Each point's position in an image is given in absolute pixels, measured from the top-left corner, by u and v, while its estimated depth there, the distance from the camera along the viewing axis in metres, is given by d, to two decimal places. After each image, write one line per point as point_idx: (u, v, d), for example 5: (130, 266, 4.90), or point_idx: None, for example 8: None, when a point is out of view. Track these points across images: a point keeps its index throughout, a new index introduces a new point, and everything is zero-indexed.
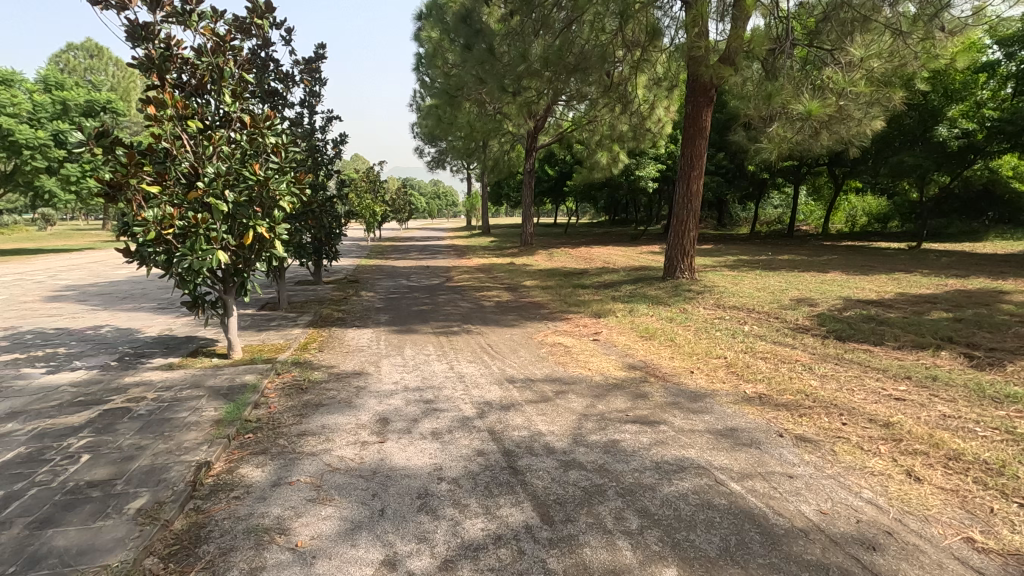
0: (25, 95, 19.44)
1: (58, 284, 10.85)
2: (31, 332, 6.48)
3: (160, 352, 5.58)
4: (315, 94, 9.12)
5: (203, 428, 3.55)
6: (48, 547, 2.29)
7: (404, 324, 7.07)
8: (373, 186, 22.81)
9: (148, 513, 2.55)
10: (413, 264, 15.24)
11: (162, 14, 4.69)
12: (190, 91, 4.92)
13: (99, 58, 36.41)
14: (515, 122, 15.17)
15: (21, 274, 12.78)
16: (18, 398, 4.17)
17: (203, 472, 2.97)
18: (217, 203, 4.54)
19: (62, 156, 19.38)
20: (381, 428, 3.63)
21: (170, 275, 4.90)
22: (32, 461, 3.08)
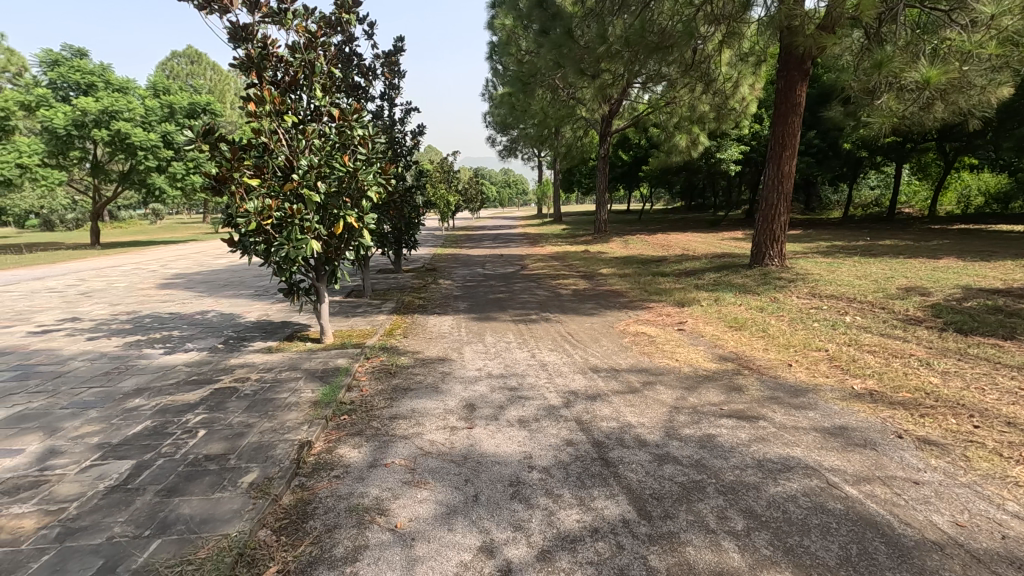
0: (139, 101, 21.33)
1: (169, 273, 11.87)
2: (150, 315, 7.12)
3: (259, 336, 5.95)
4: (395, 87, 9.34)
5: (303, 409, 3.73)
6: (176, 514, 2.48)
7: (483, 311, 7.13)
8: (447, 176, 23.22)
9: (260, 488, 2.71)
10: (487, 252, 15.38)
11: (260, 16, 4.92)
12: (284, 87, 5.13)
13: (198, 65, 39.34)
14: (590, 106, 14.86)
15: (138, 263, 14.12)
16: (141, 376, 4.57)
17: (305, 450, 3.12)
18: (310, 194, 4.76)
19: (170, 155, 21.11)
20: (468, 414, 3.67)
21: (269, 264, 5.20)
22: (157, 434, 3.36)
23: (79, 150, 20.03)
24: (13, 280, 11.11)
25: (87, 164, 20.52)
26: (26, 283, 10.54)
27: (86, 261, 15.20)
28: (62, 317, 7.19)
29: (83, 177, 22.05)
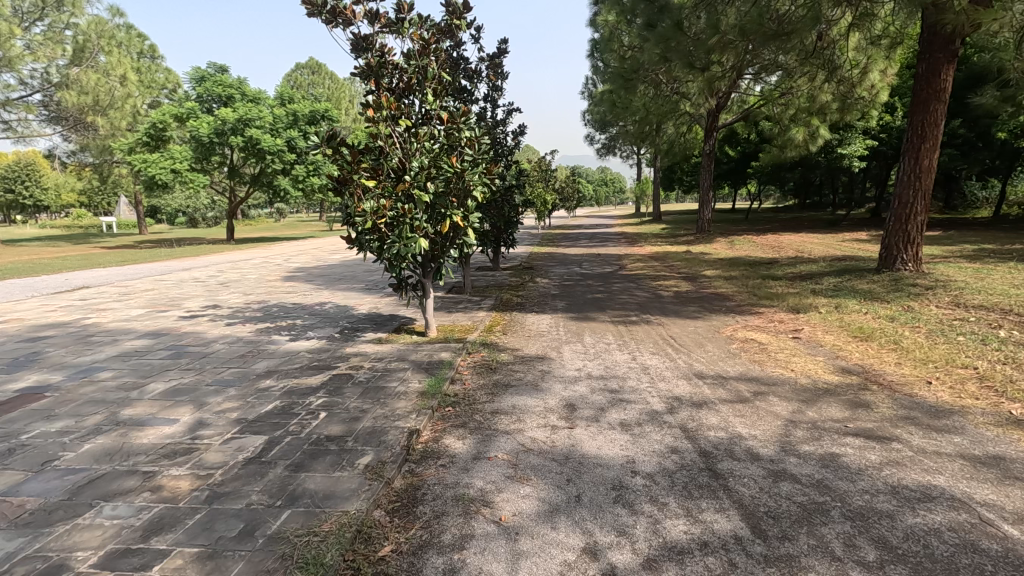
0: (269, 110, 23.55)
1: (291, 267, 13.01)
2: (276, 305, 7.85)
3: (371, 327, 6.35)
4: (498, 88, 9.53)
5: (411, 398, 3.93)
6: (303, 488, 2.71)
7: (581, 311, 7.08)
8: (545, 175, 23.32)
9: (374, 470, 2.88)
10: (584, 251, 15.27)
11: (379, 27, 5.24)
12: (399, 93, 5.41)
13: (319, 76, 42.71)
14: (696, 101, 14.25)
15: (266, 258, 15.59)
16: (271, 359, 5.06)
17: (414, 438, 3.28)
18: (420, 194, 4.99)
19: (293, 159, 23.07)
20: (569, 414, 3.66)
21: (381, 260, 5.53)
22: (285, 414, 3.69)
23: (219, 155, 22.41)
24: (169, 271, 12.74)
25: (226, 169, 22.99)
26: (178, 274, 12.05)
27: (224, 255, 17.08)
28: (207, 304, 8.13)
29: (222, 180, 24.65)
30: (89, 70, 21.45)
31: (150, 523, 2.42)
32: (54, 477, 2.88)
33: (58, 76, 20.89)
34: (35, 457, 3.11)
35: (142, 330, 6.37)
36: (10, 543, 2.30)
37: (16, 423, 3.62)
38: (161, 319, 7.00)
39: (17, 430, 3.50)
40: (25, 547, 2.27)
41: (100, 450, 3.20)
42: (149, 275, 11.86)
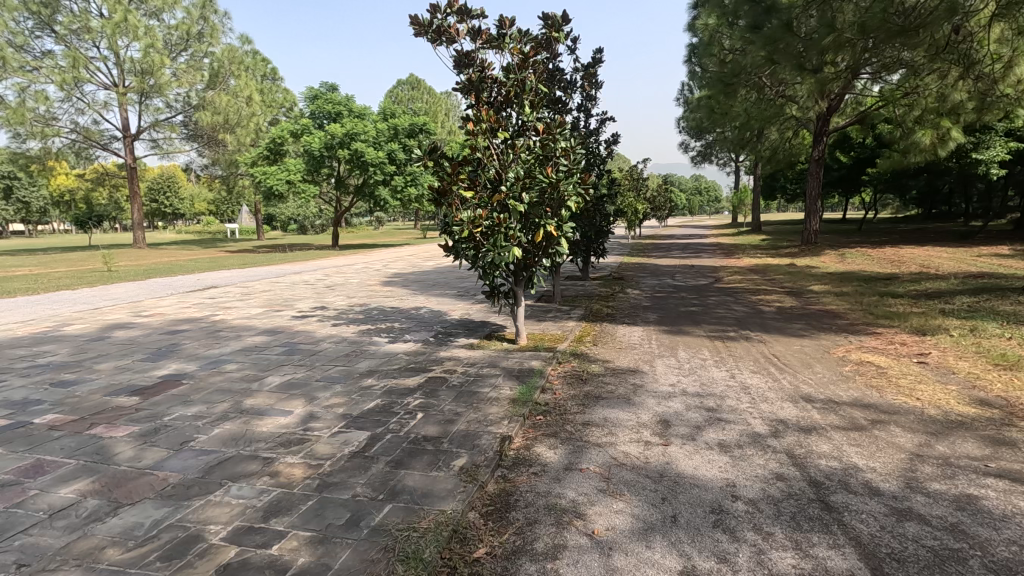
0: (373, 125, 25.06)
1: (389, 272, 13.72)
2: (376, 308, 8.30)
3: (463, 332, 6.54)
4: (592, 98, 9.52)
5: (503, 404, 4.00)
6: (402, 484, 2.85)
7: (674, 324, 6.85)
8: (637, 184, 22.85)
9: (468, 473, 2.96)
10: (677, 262, 14.76)
11: (481, 42, 5.42)
12: (497, 106, 5.57)
13: (417, 91, 44.81)
14: (803, 104, 13.38)
15: (366, 263, 16.58)
16: (372, 359, 5.36)
17: (506, 444, 3.33)
18: (515, 204, 5.09)
19: (393, 170, 24.33)
20: (662, 430, 3.55)
21: (476, 268, 5.69)
22: (386, 412, 3.90)
23: (328, 168, 24.11)
24: (282, 273, 13.90)
25: (333, 180, 24.75)
26: (291, 277, 13.13)
27: (330, 260, 18.37)
28: (315, 305, 8.78)
29: (330, 191, 26.44)
30: (222, 93, 24.04)
31: (270, 505, 2.65)
32: (191, 456, 3.23)
33: (197, 99, 23.61)
34: (175, 437, 3.51)
35: (261, 327, 7.00)
36: (158, 511, 2.61)
37: (160, 406, 4.10)
38: (277, 318, 7.65)
39: (161, 412, 3.97)
40: (169, 516, 2.57)
41: (227, 435, 3.54)
42: (267, 278, 13.01)
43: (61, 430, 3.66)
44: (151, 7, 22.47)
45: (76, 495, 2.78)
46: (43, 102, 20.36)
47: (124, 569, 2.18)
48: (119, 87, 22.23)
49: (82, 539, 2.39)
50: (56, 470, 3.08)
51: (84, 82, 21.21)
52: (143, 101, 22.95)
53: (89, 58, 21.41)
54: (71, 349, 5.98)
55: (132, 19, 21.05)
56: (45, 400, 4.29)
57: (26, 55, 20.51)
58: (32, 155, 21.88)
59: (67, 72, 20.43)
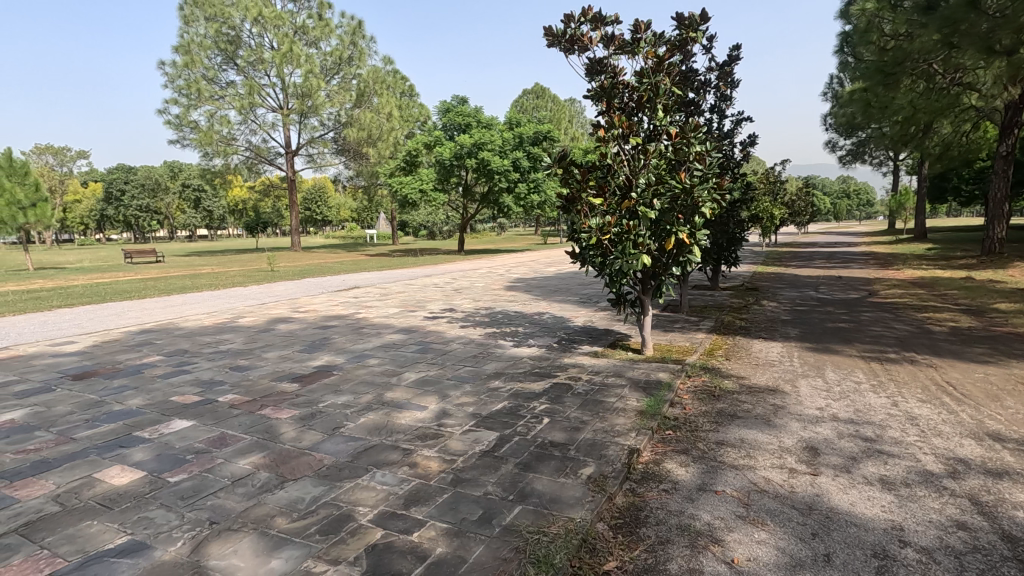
0: (499, 134, 25.89)
1: (512, 277, 14.07)
2: (501, 312, 8.56)
3: (586, 340, 6.50)
4: (727, 97, 9.00)
5: (630, 416, 3.91)
6: (531, 487, 2.89)
7: (820, 341, 6.22)
8: (774, 187, 21.15)
9: (596, 482, 2.93)
10: (822, 273, 13.41)
11: (614, 49, 5.39)
12: (629, 111, 5.48)
13: (542, 99, 45.55)
14: (987, 90, 11.49)
15: (490, 268, 17.16)
16: (499, 362, 5.53)
17: (635, 457, 3.25)
18: (646, 210, 4.95)
19: (517, 178, 24.89)
20: (810, 458, 3.24)
21: (602, 275, 5.64)
22: (513, 414, 4.00)
23: (457, 177, 25.35)
24: (415, 277, 14.89)
25: (461, 188, 26.01)
26: (422, 279, 14.01)
27: (457, 264, 19.33)
28: (444, 307, 9.27)
29: (458, 199, 27.78)
30: (367, 111, 26.37)
31: (409, 494, 2.84)
32: (341, 441, 3.57)
33: (346, 117, 26.17)
34: (328, 422, 3.90)
35: (397, 326, 7.54)
36: (316, 488, 2.92)
37: (316, 393, 4.59)
38: (411, 318, 8.20)
39: (316, 399, 4.43)
40: (325, 494, 2.86)
41: (371, 425, 3.85)
42: (402, 280, 14.00)
43: (238, 408, 4.23)
44: (311, 38, 25.34)
45: (252, 467, 3.20)
46: (226, 125, 23.83)
47: (290, 537, 2.47)
48: (284, 109, 25.33)
49: (257, 506, 2.74)
50: (237, 443, 3.57)
51: (257, 106, 24.48)
52: (302, 121, 25.92)
53: (261, 85, 24.67)
54: (244, 339, 6.91)
55: (295, 49, 23.87)
56: (226, 382, 4.99)
57: (215, 86, 24.16)
58: (216, 170, 25.69)
59: (245, 98, 23.72)
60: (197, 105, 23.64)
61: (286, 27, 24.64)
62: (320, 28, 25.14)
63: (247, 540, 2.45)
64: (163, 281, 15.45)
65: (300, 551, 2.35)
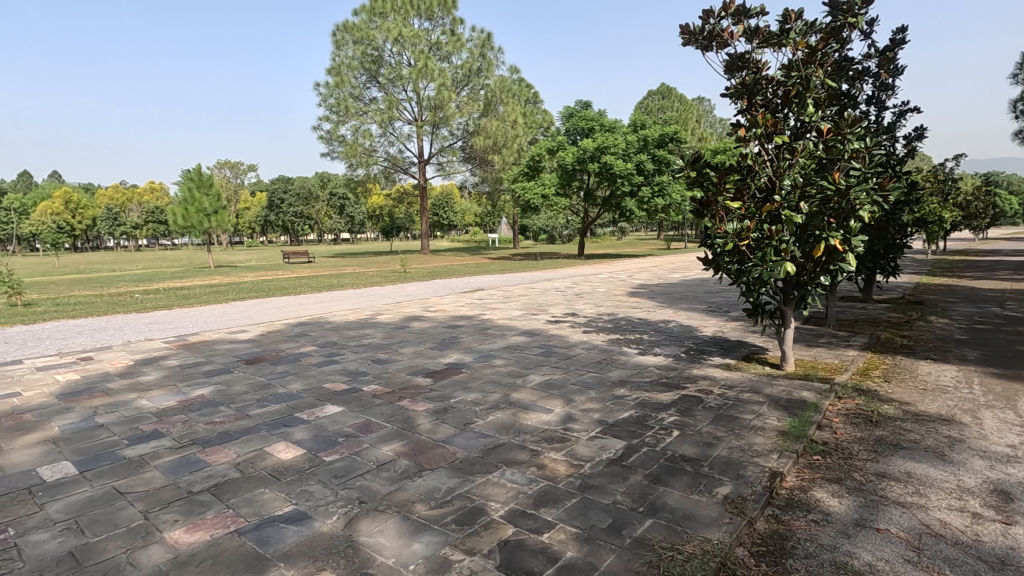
0: (623, 138, 25.38)
1: (634, 283, 13.74)
2: (624, 318, 8.38)
3: (717, 351, 6.14)
4: (888, 87, 8.03)
5: (771, 436, 3.62)
6: (663, 501, 2.80)
7: (1008, 367, 5.28)
8: (944, 187, 18.38)
9: (734, 504, 2.75)
10: (1008, 286, 11.39)
11: (758, 42, 5.07)
12: (774, 108, 5.11)
13: (668, 99, 43.95)
14: None
15: (611, 273, 16.91)
16: (624, 369, 5.42)
17: (777, 481, 3.00)
18: (791, 214, 4.55)
19: (641, 181, 24.21)
20: (999, 503, 2.76)
21: (738, 283, 5.31)
22: (641, 424, 3.89)
23: (578, 181, 25.30)
24: (537, 280, 15.14)
25: (582, 193, 25.96)
26: (543, 283, 14.19)
27: (578, 268, 19.30)
28: (566, 311, 9.32)
29: (579, 203, 27.68)
30: (493, 119, 27.34)
31: (538, 495, 2.88)
32: (472, 437, 3.72)
33: (474, 126, 27.37)
34: (459, 418, 4.09)
35: (521, 328, 7.71)
36: (451, 480, 3.08)
37: (447, 389, 4.84)
38: (534, 321, 8.34)
39: (448, 394, 4.67)
40: (459, 486, 3.00)
41: (499, 424, 3.97)
42: (524, 283, 14.34)
43: (380, 398, 4.60)
44: (444, 53, 26.90)
45: (394, 454, 3.46)
46: (368, 138, 26.06)
47: (429, 524, 2.62)
48: (418, 121, 27.13)
49: (399, 491, 2.96)
50: (379, 430, 3.87)
51: (395, 120, 26.49)
52: (434, 132, 27.57)
53: (399, 100, 26.66)
54: (383, 334, 7.50)
55: (430, 64, 25.45)
56: (368, 373, 5.44)
57: (360, 102, 26.57)
58: (359, 180, 28.22)
59: (385, 113, 25.80)
60: (345, 120, 26.17)
61: (422, 44, 26.38)
62: (452, 43, 26.62)
63: (392, 522, 2.65)
64: (314, 279, 17.30)
65: (438, 539, 2.49)
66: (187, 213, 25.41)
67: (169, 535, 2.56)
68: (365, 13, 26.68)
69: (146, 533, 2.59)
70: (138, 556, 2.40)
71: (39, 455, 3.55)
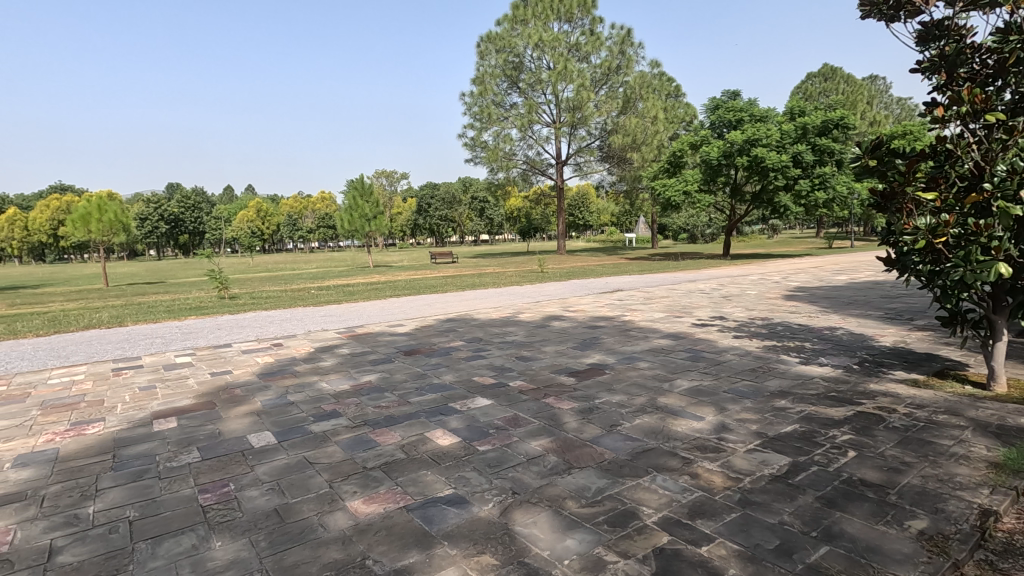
0: (777, 128, 23.22)
1: (791, 285, 12.51)
2: (781, 324, 7.69)
3: (900, 364, 5.36)
4: None
5: (978, 468, 3.07)
6: (840, 528, 2.51)
7: None
8: None
9: (934, 542, 2.38)
10: None
11: (961, 6, 4.34)
12: (983, 81, 4.32)
13: (831, 80, 39.41)
14: None
15: (763, 274, 15.59)
16: (784, 379, 4.97)
17: (991, 521, 2.53)
18: (1006, 206, 3.80)
19: (798, 173, 21.92)
20: None
21: (931, 287, 4.58)
22: (808, 440, 3.53)
23: (725, 176, 23.70)
24: (679, 281, 14.51)
25: (729, 188, 24.32)
26: (687, 284, 13.55)
27: (724, 269, 18.12)
28: (713, 314, 8.80)
29: (724, 199, 25.94)
30: (632, 116, 26.72)
31: (693, 505, 2.76)
32: (619, 439, 3.67)
33: (612, 125, 26.97)
34: (605, 419, 4.06)
35: (665, 331, 7.43)
36: (600, 480, 3.06)
37: (591, 389, 4.83)
38: (678, 324, 8.00)
39: (593, 395, 4.66)
40: (609, 487, 2.98)
41: (648, 428, 3.87)
42: (666, 284, 13.81)
43: (526, 394, 4.74)
44: (583, 53, 26.91)
45: (543, 449, 3.54)
46: (508, 142, 26.96)
47: (581, 521, 2.64)
48: (557, 123, 27.47)
49: (550, 486, 3.02)
50: (527, 425, 3.98)
51: (535, 123, 27.12)
52: (572, 133, 27.67)
53: (539, 104, 27.21)
54: (526, 332, 7.70)
55: (569, 66, 25.61)
56: (514, 369, 5.64)
57: (502, 109, 27.63)
58: (499, 183, 29.36)
59: (525, 117, 26.50)
60: (487, 127, 27.35)
61: (561, 47, 26.65)
62: (592, 43, 26.57)
63: (545, 515, 2.71)
64: (459, 279, 18.33)
65: (591, 537, 2.50)
66: (352, 219, 28.48)
67: (351, 504, 2.89)
68: (507, 22, 27.63)
69: (333, 500, 2.94)
70: (327, 519, 2.74)
71: (249, 424, 4.22)
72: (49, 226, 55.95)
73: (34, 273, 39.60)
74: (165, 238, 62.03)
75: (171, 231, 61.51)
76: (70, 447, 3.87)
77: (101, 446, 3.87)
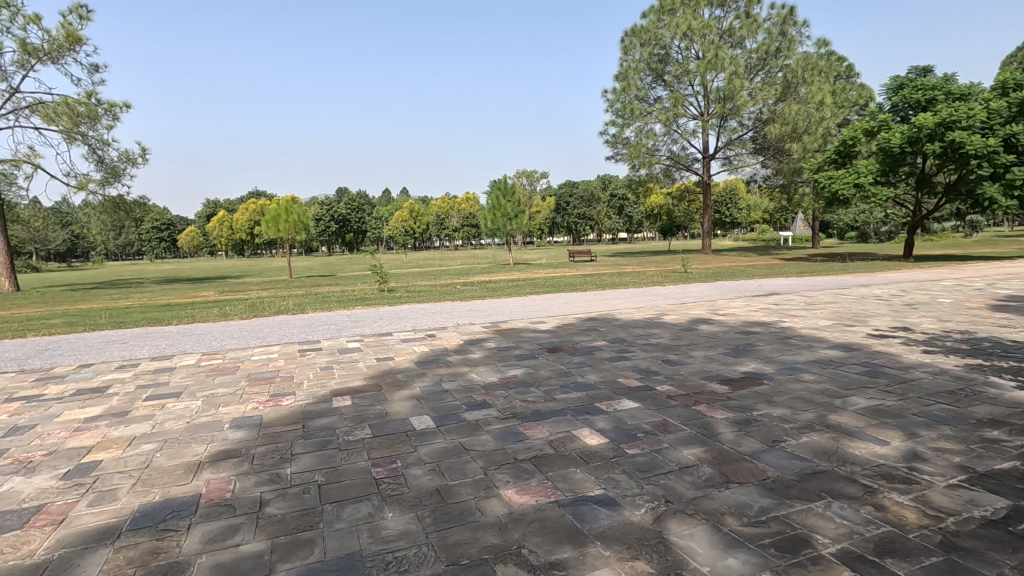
0: (982, 106, 19.52)
1: (1000, 293, 10.48)
2: (987, 339, 6.47)
3: None
4: None
5: None
6: None
7: None
8: None
9: None
10: None
11: None
12: None
13: None
14: None
15: (960, 279, 13.25)
16: (995, 406, 4.16)
17: None
18: None
19: (1010, 160, 18.22)
20: None
21: None
22: None
23: (909, 165, 20.56)
24: (849, 285, 12.91)
25: (914, 179, 21.06)
26: (859, 289, 12.01)
27: (905, 273, 15.75)
28: (895, 324, 7.68)
29: (907, 192, 22.49)
30: (793, 103, 24.31)
31: (880, 540, 2.43)
32: (784, 456, 3.37)
33: (769, 113, 24.80)
34: (766, 433, 3.75)
35: (835, 341, 6.64)
36: (764, 499, 2.84)
37: (748, 400, 4.48)
38: (850, 333, 7.11)
39: (751, 406, 4.33)
40: (775, 508, 2.74)
41: (817, 447, 3.50)
42: (832, 288, 12.36)
43: (675, 400, 4.55)
44: (737, 39, 25.13)
45: (697, 459, 3.37)
46: (652, 138, 26.08)
47: (745, 541, 2.46)
48: (705, 115, 26.04)
49: (706, 499, 2.86)
50: (678, 432, 3.82)
51: (680, 116, 25.95)
52: (722, 125, 26.02)
53: (686, 96, 25.99)
54: (671, 335, 7.40)
55: (721, 54, 24.04)
56: (660, 373, 5.45)
57: (645, 103, 26.84)
58: (641, 180, 28.57)
59: (670, 110, 25.48)
60: (630, 123, 26.67)
61: (712, 34, 25.16)
62: (747, 26, 24.68)
63: (702, 529, 2.58)
64: (598, 277, 18.19)
65: (756, 560, 2.32)
66: (494, 218, 29.69)
67: (505, 493, 3.01)
68: (654, 13, 26.71)
69: (488, 487, 3.09)
70: (484, 504, 2.88)
71: (411, 407, 4.61)
72: (247, 226, 66.25)
73: (238, 265, 47.04)
74: (335, 237, 70.06)
75: (339, 230, 69.33)
76: (270, 414, 4.56)
77: (294, 416, 4.49)
